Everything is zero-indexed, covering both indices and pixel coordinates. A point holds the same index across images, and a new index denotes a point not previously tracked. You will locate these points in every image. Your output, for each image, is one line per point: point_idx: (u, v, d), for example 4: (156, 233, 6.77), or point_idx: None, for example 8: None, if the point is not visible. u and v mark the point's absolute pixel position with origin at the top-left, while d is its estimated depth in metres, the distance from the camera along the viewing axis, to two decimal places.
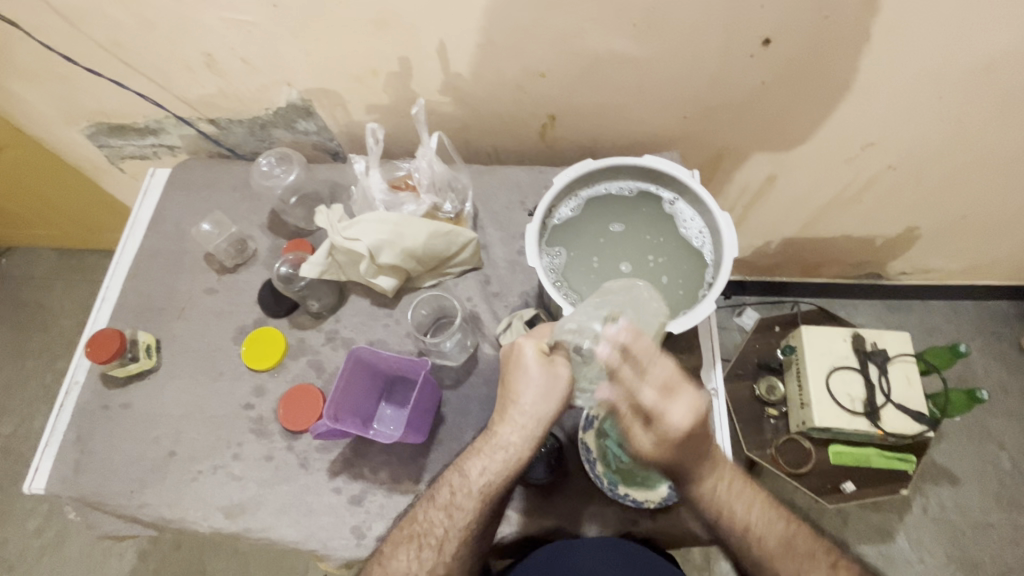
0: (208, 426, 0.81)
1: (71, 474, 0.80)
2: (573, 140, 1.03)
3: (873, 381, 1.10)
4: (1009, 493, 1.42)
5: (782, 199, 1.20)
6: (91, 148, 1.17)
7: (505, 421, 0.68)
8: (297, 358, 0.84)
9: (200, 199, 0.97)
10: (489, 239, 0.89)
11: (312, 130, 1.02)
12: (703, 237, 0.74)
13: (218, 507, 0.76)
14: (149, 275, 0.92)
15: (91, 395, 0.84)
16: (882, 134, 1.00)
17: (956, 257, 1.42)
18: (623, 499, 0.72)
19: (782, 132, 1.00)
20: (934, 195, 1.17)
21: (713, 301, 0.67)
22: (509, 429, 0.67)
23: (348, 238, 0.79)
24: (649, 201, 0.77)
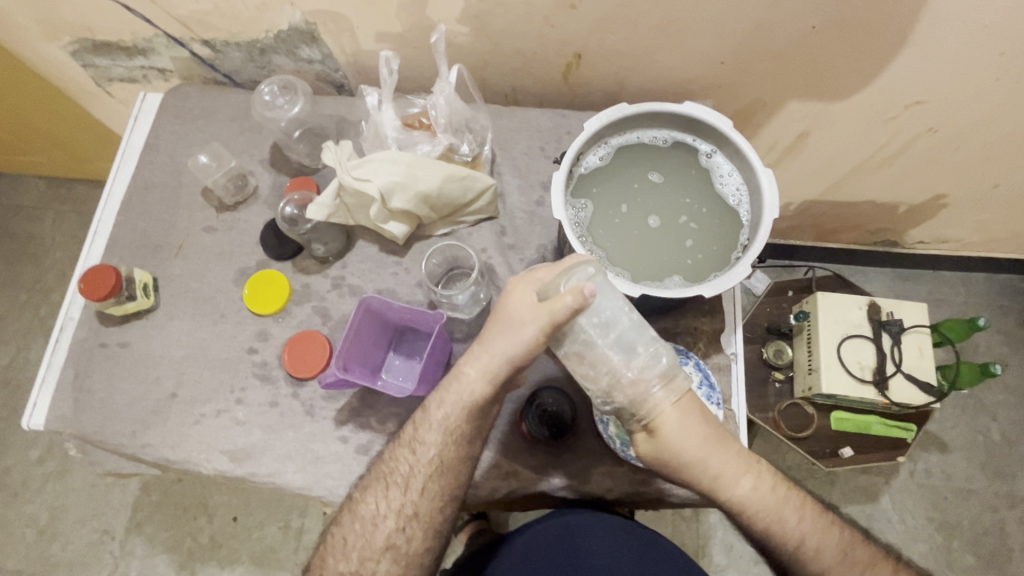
0: (210, 370, 0.78)
1: (70, 412, 0.78)
2: (598, 82, 0.96)
3: (886, 351, 1.08)
4: (995, 462, 1.45)
5: (811, 158, 1.15)
6: (75, 67, 1.08)
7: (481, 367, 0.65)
8: (301, 304, 0.81)
9: (196, 129, 0.90)
10: (507, 187, 0.84)
11: (316, 58, 0.94)
12: (742, 196, 0.69)
13: (222, 451, 0.75)
14: (144, 208, 0.87)
15: (87, 332, 0.81)
16: (931, 92, 0.93)
17: (978, 228, 1.38)
18: (634, 461, 0.71)
19: (823, 86, 0.94)
20: (971, 162, 1.12)
21: (749, 264, 0.62)
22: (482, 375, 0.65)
23: (357, 179, 0.73)
24: (684, 154, 0.71)
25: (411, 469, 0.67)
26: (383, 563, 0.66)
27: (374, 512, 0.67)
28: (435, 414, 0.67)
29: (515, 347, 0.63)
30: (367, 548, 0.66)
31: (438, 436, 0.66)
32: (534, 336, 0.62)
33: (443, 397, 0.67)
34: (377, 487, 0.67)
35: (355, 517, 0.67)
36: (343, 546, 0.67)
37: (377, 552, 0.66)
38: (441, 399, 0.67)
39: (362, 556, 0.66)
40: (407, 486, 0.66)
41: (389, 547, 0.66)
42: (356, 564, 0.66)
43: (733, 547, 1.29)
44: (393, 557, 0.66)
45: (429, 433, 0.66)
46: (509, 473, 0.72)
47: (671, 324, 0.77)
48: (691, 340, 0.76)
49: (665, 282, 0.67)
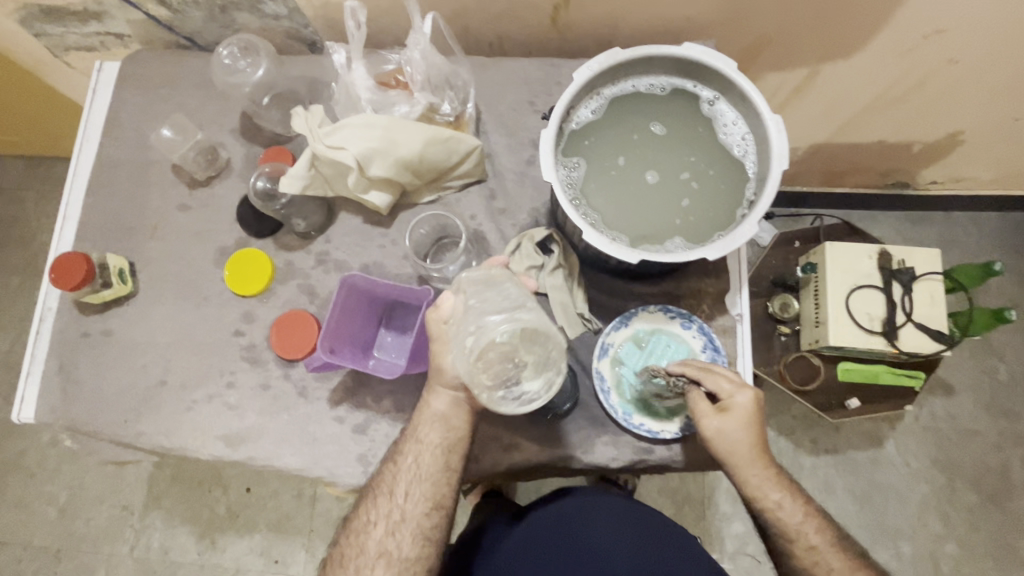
0: (198, 354, 0.76)
1: (59, 403, 0.76)
2: (588, 25, 0.89)
3: (895, 300, 1.05)
4: (1001, 403, 1.44)
5: (819, 99, 1.08)
6: (27, 36, 1.01)
7: (436, 387, 0.66)
8: (286, 282, 0.77)
9: (159, 99, 0.84)
10: (494, 147, 0.78)
11: (281, 13, 0.87)
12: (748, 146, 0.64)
13: (218, 436, 0.73)
14: (113, 189, 0.82)
15: (68, 321, 0.78)
16: (954, 18, 0.85)
17: (993, 165, 1.31)
18: (637, 429, 0.69)
19: (836, 18, 0.86)
20: (991, 96, 1.04)
21: (756, 223, 0.58)
22: (441, 392, 0.66)
23: (331, 147, 0.68)
24: (683, 101, 0.65)
25: (395, 476, 0.66)
26: (377, 571, 0.65)
27: (365, 521, 0.67)
28: (410, 425, 0.67)
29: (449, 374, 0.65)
30: (361, 557, 0.66)
31: (416, 444, 0.66)
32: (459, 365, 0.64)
33: (416, 409, 0.68)
34: (368, 498, 0.67)
35: (354, 526, 0.67)
36: (341, 558, 0.67)
37: (372, 559, 0.65)
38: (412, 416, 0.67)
39: (357, 565, 0.65)
40: (393, 493, 0.66)
41: (381, 553, 0.65)
42: (354, 574, 0.65)
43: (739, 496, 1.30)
44: (386, 564, 0.65)
45: (406, 442, 0.67)
46: (511, 445, 0.71)
47: (673, 286, 0.73)
48: (695, 302, 0.73)
49: (665, 245, 0.62)
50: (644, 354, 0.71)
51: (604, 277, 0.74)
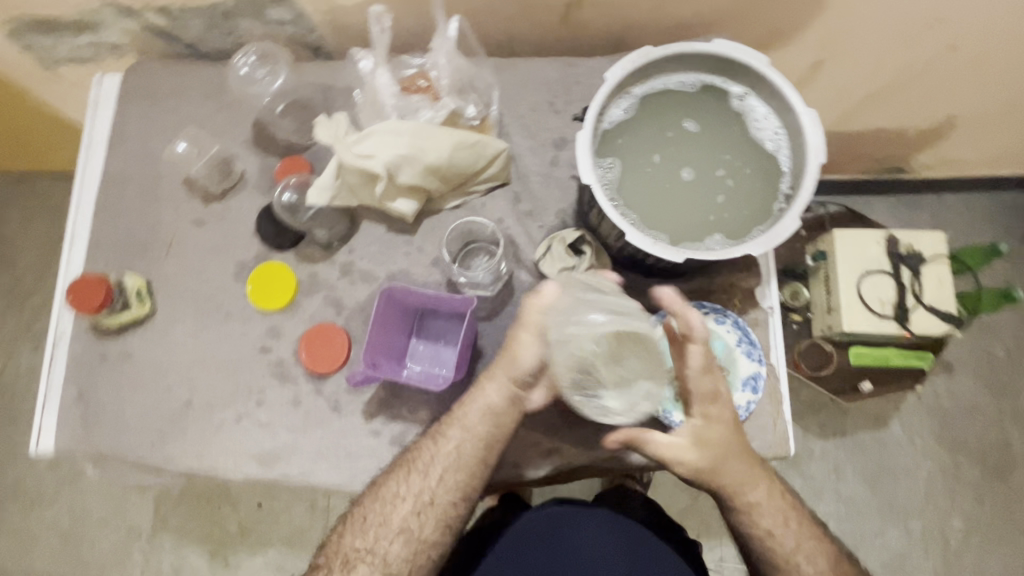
0: (224, 373, 0.74)
1: (80, 430, 0.74)
2: (600, 22, 0.89)
3: (905, 284, 1.07)
4: (1000, 378, 1.48)
5: (822, 89, 1.09)
6: (15, 50, 0.97)
7: (497, 373, 0.65)
8: (311, 295, 0.76)
9: (165, 111, 0.82)
10: (517, 149, 0.78)
11: (287, 19, 0.86)
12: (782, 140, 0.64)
13: (250, 455, 0.72)
14: (122, 205, 0.80)
15: (84, 345, 0.76)
16: (955, 5, 0.88)
17: (986, 147, 1.34)
18: (677, 426, 0.69)
19: (843, 7, 0.87)
20: (988, 80, 1.07)
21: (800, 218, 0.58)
22: (499, 379, 0.65)
23: (359, 156, 0.66)
24: (715, 97, 0.65)
25: (431, 458, 0.65)
26: (394, 545, 0.64)
27: (393, 495, 0.65)
28: (459, 410, 0.66)
29: (529, 356, 0.64)
30: (383, 528, 0.65)
31: (461, 432, 0.65)
32: (536, 356, 0.64)
33: (470, 396, 0.66)
34: (400, 471, 0.66)
35: (376, 496, 0.66)
36: (361, 524, 0.66)
37: (390, 534, 0.65)
38: (466, 399, 0.66)
39: (376, 535, 0.65)
40: (427, 475, 0.65)
41: (402, 531, 0.64)
42: (370, 542, 0.65)
43: None
44: (405, 541, 0.64)
45: (451, 427, 0.66)
46: (551, 449, 0.71)
47: (703, 282, 0.74)
48: (727, 297, 0.73)
49: (705, 242, 0.62)
50: None
51: (635, 276, 0.74)
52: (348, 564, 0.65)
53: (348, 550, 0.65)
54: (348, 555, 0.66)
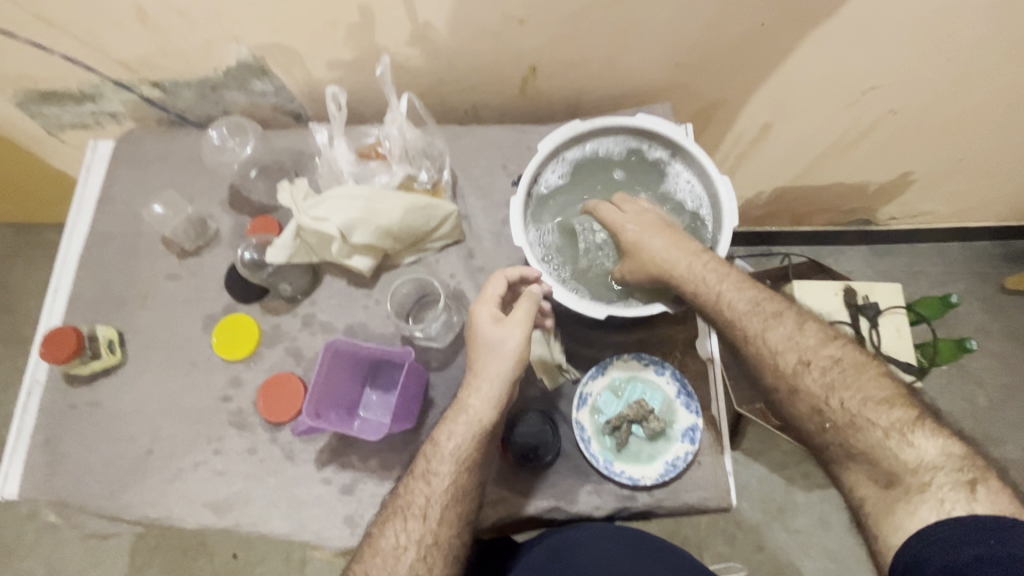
0: (185, 422, 0.77)
1: (44, 478, 0.76)
2: (556, 92, 0.96)
3: (864, 335, 1.08)
4: (984, 428, 1.44)
5: (774, 149, 1.15)
6: (25, 118, 1.06)
7: (472, 386, 0.65)
8: (273, 346, 0.80)
9: (151, 175, 0.89)
10: (471, 210, 0.83)
11: (269, 90, 0.94)
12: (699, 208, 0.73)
13: (204, 503, 0.74)
14: (105, 261, 0.85)
15: (55, 394, 0.79)
16: (886, 77, 0.94)
17: (948, 200, 1.38)
18: (618, 476, 0.71)
19: (780, 77, 0.94)
20: (933, 140, 1.12)
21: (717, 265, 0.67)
22: (478, 395, 0.64)
23: (315, 219, 0.72)
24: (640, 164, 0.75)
25: (421, 497, 0.63)
26: None
27: (393, 545, 0.62)
28: (447, 444, 0.64)
29: (505, 361, 0.64)
30: None
31: (452, 465, 0.63)
32: (518, 335, 0.64)
33: (452, 427, 0.64)
34: (396, 518, 0.63)
35: (375, 550, 0.62)
36: None
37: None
38: (444, 429, 0.65)
39: None
40: (426, 516, 0.63)
41: None
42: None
43: (735, 535, 1.26)
44: None
45: (441, 462, 0.63)
46: (498, 500, 0.71)
47: (645, 335, 0.77)
48: (667, 350, 0.76)
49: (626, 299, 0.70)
50: (621, 402, 0.75)
51: (578, 328, 0.78)
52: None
53: None
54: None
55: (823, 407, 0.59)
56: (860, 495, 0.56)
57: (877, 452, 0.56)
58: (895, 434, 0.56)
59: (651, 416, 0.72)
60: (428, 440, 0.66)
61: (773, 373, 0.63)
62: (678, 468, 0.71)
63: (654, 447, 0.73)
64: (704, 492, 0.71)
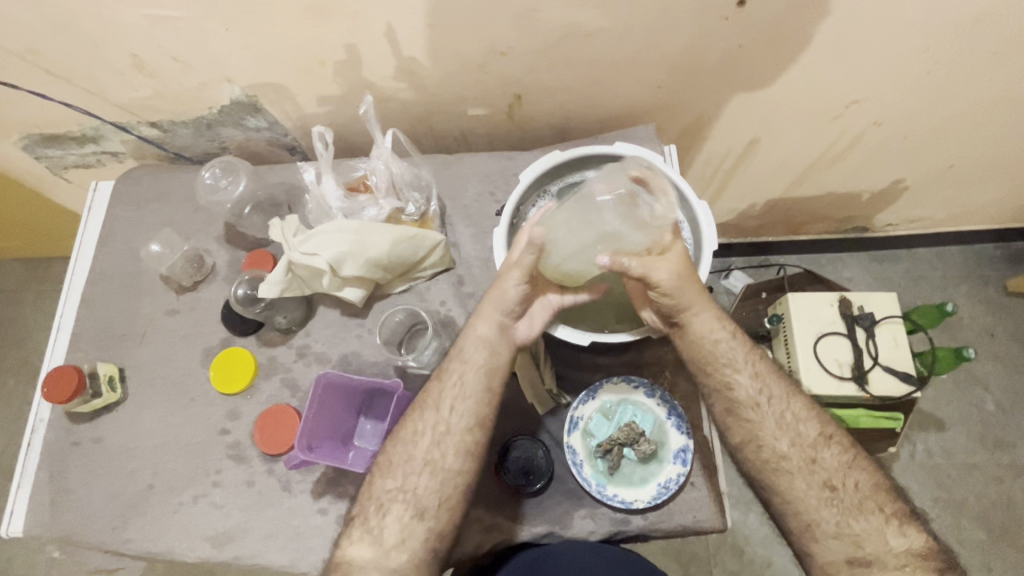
0: (185, 455, 0.78)
1: (48, 514, 0.77)
2: (543, 117, 0.98)
3: (861, 345, 1.08)
4: (995, 434, 1.41)
5: (763, 163, 1.16)
6: (30, 160, 1.09)
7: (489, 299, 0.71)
8: (269, 378, 0.81)
9: (150, 213, 0.91)
10: (460, 237, 0.85)
11: (263, 126, 0.97)
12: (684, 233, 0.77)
13: (203, 537, 0.75)
14: (106, 299, 0.87)
15: (59, 432, 0.81)
16: (868, 90, 0.95)
17: (944, 206, 1.38)
18: (611, 500, 0.71)
19: (762, 95, 0.95)
20: (922, 148, 1.13)
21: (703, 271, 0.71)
22: (491, 304, 0.70)
23: (305, 254, 0.75)
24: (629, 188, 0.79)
25: (442, 391, 0.69)
26: (424, 479, 0.66)
27: (413, 432, 0.68)
28: (467, 346, 0.70)
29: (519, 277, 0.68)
30: (408, 464, 0.67)
31: (469, 363, 0.69)
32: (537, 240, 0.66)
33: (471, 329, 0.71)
34: (418, 409, 0.69)
35: (397, 437, 0.69)
36: (387, 465, 0.68)
37: (418, 469, 0.67)
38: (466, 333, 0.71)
39: (405, 473, 0.67)
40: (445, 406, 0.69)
41: (428, 463, 0.67)
42: (401, 481, 0.67)
43: (744, 551, 1.23)
44: (432, 473, 0.66)
45: (459, 360, 0.70)
46: (493, 525, 0.71)
47: (635, 357, 0.78)
48: (658, 371, 0.77)
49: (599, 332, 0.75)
50: (612, 424, 0.75)
51: (569, 351, 0.79)
52: (382, 509, 0.66)
53: (380, 493, 0.67)
54: (381, 500, 0.66)
55: (836, 484, 0.66)
56: (832, 565, 0.64)
57: (868, 537, 0.64)
58: (887, 524, 0.64)
59: (641, 439, 0.73)
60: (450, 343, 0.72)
61: (794, 445, 0.68)
62: (670, 490, 0.71)
63: (646, 469, 0.73)
64: (698, 514, 0.71)
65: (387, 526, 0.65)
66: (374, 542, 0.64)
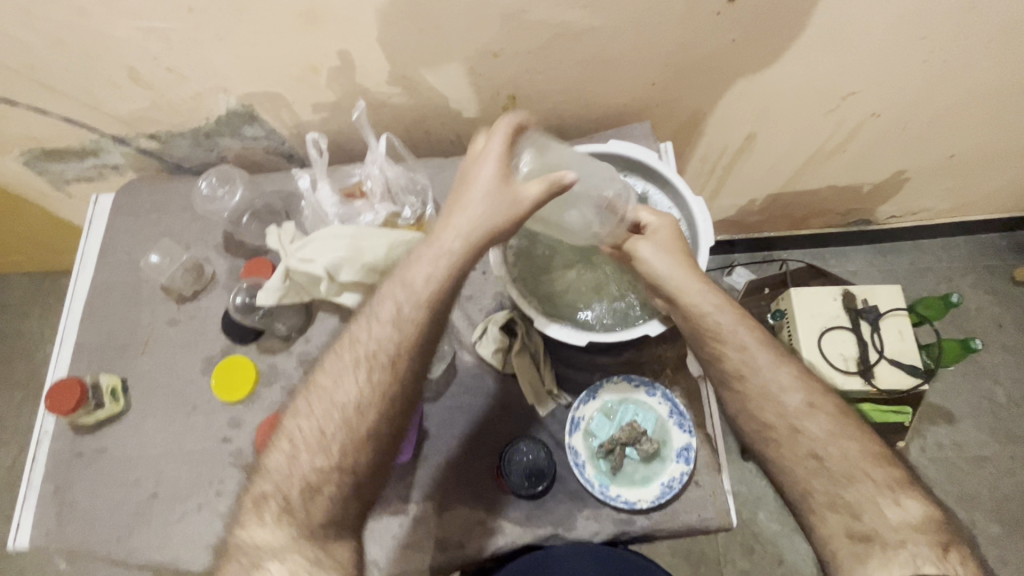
0: (187, 464, 0.79)
1: (53, 526, 0.78)
2: (538, 119, 0.98)
3: (866, 339, 1.07)
4: (1006, 426, 1.39)
5: (761, 158, 1.15)
6: (32, 174, 1.10)
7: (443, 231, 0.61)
8: (270, 385, 0.81)
9: (150, 224, 0.92)
10: None
11: (259, 135, 0.97)
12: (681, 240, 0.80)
13: (208, 545, 0.75)
14: (108, 310, 0.88)
15: (63, 443, 0.81)
16: (865, 81, 0.95)
17: (947, 196, 1.36)
18: (615, 501, 0.71)
19: (757, 89, 0.95)
20: (922, 138, 1.12)
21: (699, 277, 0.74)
22: (449, 238, 0.60)
23: (302, 260, 0.75)
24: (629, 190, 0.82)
25: (375, 343, 0.59)
26: (363, 452, 0.58)
27: (347, 399, 0.58)
28: (408, 287, 0.60)
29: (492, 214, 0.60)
30: (343, 436, 0.58)
31: (415, 310, 0.59)
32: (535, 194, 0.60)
33: (421, 283, 0.60)
34: (358, 373, 0.59)
35: (333, 406, 0.58)
36: (319, 437, 0.58)
37: (358, 443, 0.58)
38: (406, 272, 0.61)
39: (336, 444, 0.58)
40: (391, 367, 0.59)
41: (370, 435, 0.58)
42: (336, 457, 0.57)
43: (753, 549, 1.22)
44: (375, 445, 0.58)
45: (410, 321, 0.59)
46: (495, 529, 0.71)
47: (635, 356, 0.77)
48: (659, 368, 0.77)
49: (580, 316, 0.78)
50: (614, 424, 0.74)
51: (569, 352, 0.78)
52: (311, 490, 0.57)
53: (311, 472, 0.57)
54: (309, 479, 0.57)
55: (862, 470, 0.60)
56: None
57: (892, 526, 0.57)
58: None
59: (643, 438, 0.72)
60: (392, 292, 0.60)
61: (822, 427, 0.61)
62: (674, 489, 0.70)
63: (649, 468, 0.72)
64: (703, 512, 0.70)
65: (317, 504, 0.57)
66: (297, 524, 0.56)
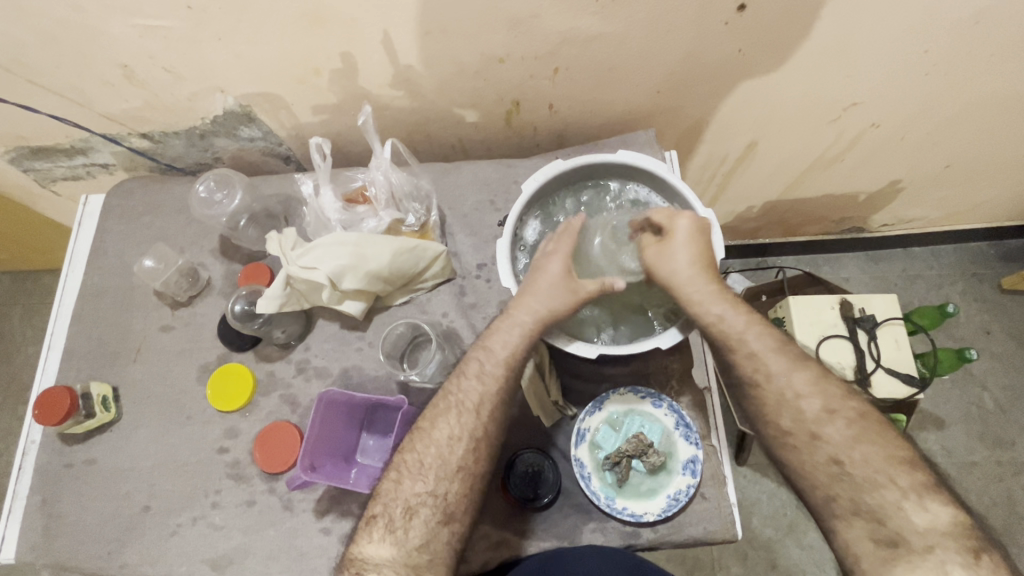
0: (182, 475, 0.76)
1: (40, 540, 0.75)
2: (541, 125, 0.97)
3: (863, 347, 1.07)
4: (993, 431, 1.41)
5: (761, 166, 1.16)
6: (17, 173, 1.06)
7: (523, 303, 0.68)
8: (268, 394, 0.79)
9: (143, 226, 0.89)
10: (460, 247, 0.84)
11: (256, 136, 0.95)
12: None
13: (203, 560, 0.73)
14: (98, 315, 0.85)
15: (51, 454, 0.79)
16: (867, 93, 0.95)
17: (940, 206, 1.38)
18: (621, 514, 0.70)
19: (761, 99, 0.95)
20: (919, 149, 1.13)
21: None
22: (529, 308, 0.68)
23: (304, 268, 0.74)
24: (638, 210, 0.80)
25: (463, 389, 0.67)
26: (455, 484, 0.64)
27: (446, 436, 0.65)
28: (495, 347, 0.68)
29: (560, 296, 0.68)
30: (441, 468, 0.64)
31: (499, 366, 0.67)
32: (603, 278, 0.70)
33: (507, 335, 0.68)
34: (448, 412, 0.66)
35: (429, 440, 0.65)
36: (418, 467, 0.65)
37: (450, 472, 0.64)
38: (493, 335, 0.69)
39: (436, 476, 0.64)
40: (478, 411, 0.66)
41: (461, 468, 0.64)
42: (431, 484, 0.64)
43: (748, 555, 1.23)
44: (464, 477, 0.64)
45: (496, 366, 0.67)
46: (500, 542, 0.70)
47: (642, 367, 0.77)
48: (665, 379, 0.77)
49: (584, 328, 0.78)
50: (619, 435, 0.74)
51: (573, 361, 0.78)
52: (409, 512, 0.63)
53: (412, 497, 0.64)
54: (408, 502, 0.64)
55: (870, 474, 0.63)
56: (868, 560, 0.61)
57: None
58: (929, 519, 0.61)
59: (650, 451, 0.72)
60: (480, 345, 0.69)
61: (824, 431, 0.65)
62: (680, 501, 0.70)
63: (655, 480, 0.72)
64: (709, 524, 0.70)
65: (414, 528, 0.62)
66: (397, 543, 0.62)
